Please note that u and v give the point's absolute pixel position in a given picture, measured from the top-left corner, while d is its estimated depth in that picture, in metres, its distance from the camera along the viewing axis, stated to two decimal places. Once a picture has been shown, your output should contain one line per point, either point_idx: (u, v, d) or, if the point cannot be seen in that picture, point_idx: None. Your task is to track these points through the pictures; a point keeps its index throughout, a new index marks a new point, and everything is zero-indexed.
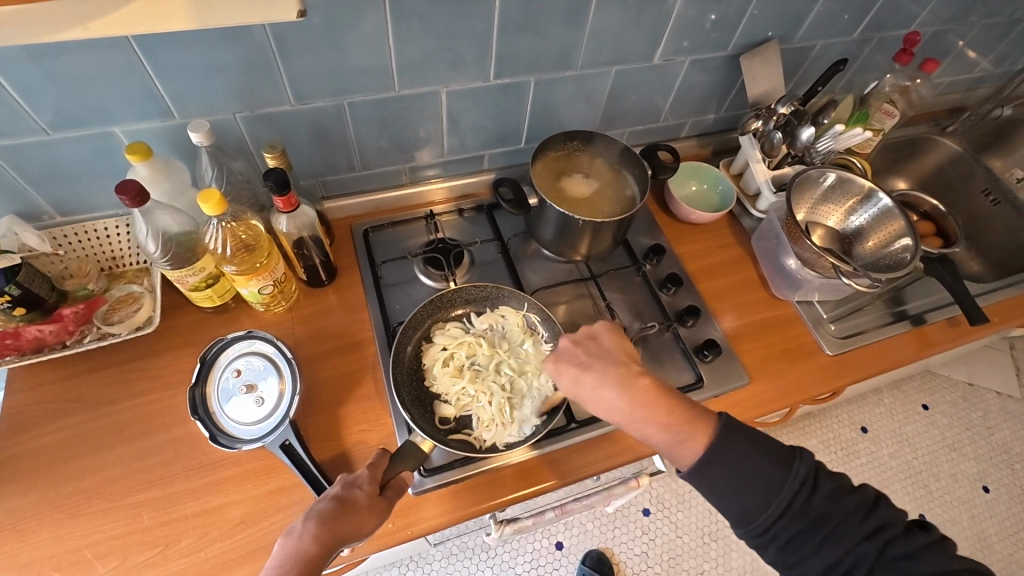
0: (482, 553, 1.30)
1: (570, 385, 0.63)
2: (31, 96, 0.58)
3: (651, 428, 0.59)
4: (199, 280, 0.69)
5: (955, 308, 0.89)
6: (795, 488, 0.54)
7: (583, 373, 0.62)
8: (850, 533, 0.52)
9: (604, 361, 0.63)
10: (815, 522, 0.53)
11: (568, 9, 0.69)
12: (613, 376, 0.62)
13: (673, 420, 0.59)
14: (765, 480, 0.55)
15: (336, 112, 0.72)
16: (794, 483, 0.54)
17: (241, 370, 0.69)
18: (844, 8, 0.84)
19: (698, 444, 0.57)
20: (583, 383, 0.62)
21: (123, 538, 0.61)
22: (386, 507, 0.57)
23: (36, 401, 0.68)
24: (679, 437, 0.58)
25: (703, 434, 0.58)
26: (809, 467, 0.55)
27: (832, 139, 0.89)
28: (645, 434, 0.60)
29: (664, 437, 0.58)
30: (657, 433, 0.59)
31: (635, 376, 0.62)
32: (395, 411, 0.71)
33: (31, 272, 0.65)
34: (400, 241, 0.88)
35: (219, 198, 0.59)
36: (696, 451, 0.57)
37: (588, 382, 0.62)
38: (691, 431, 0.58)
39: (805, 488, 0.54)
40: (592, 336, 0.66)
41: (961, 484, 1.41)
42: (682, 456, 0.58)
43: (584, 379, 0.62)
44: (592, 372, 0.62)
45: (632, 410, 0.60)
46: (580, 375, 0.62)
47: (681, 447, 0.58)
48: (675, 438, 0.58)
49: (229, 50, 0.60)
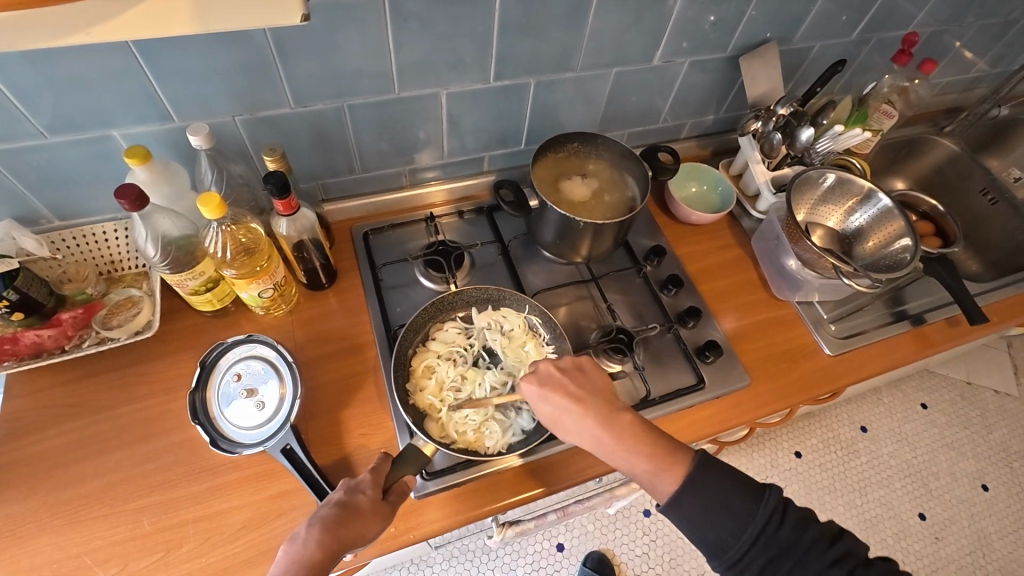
0: (483, 555, 1.30)
1: (556, 420, 0.62)
2: (29, 100, 0.57)
3: (633, 460, 0.60)
4: (199, 284, 0.68)
5: (954, 308, 0.89)
6: (768, 515, 0.55)
7: (570, 409, 0.61)
8: (819, 560, 0.53)
9: (592, 395, 0.63)
10: (784, 551, 0.54)
11: (568, 11, 0.69)
12: (597, 412, 0.62)
13: (655, 451, 0.60)
14: (739, 511, 0.55)
15: (336, 115, 0.72)
16: (766, 513, 0.55)
17: (241, 374, 0.68)
18: (843, 9, 0.85)
19: (675, 477, 0.58)
20: (569, 417, 0.61)
21: (123, 544, 0.60)
22: (389, 512, 0.56)
23: (35, 406, 0.68)
24: (659, 468, 0.59)
25: (680, 467, 0.59)
26: (779, 496, 0.56)
27: (831, 140, 0.89)
28: (625, 466, 0.60)
29: (645, 469, 0.59)
30: (638, 464, 0.59)
31: (617, 410, 0.63)
32: (397, 414, 0.70)
33: (29, 276, 0.64)
34: (400, 244, 0.87)
35: (219, 201, 0.58)
36: (673, 485, 0.58)
37: (574, 418, 0.61)
38: (669, 464, 0.59)
39: (776, 516, 0.55)
40: (579, 367, 0.66)
41: (961, 482, 1.42)
42: (660, 489, 0.59)
43: (571, 411, 0.61)
44: (580, 407, 0.61)
45: (615, 444, 0.60)
46: (566, 409, 0.61)
47: (661, 478, 0.59)
48: (656, 468, 0.59)
49: (228, 54, 0.60)
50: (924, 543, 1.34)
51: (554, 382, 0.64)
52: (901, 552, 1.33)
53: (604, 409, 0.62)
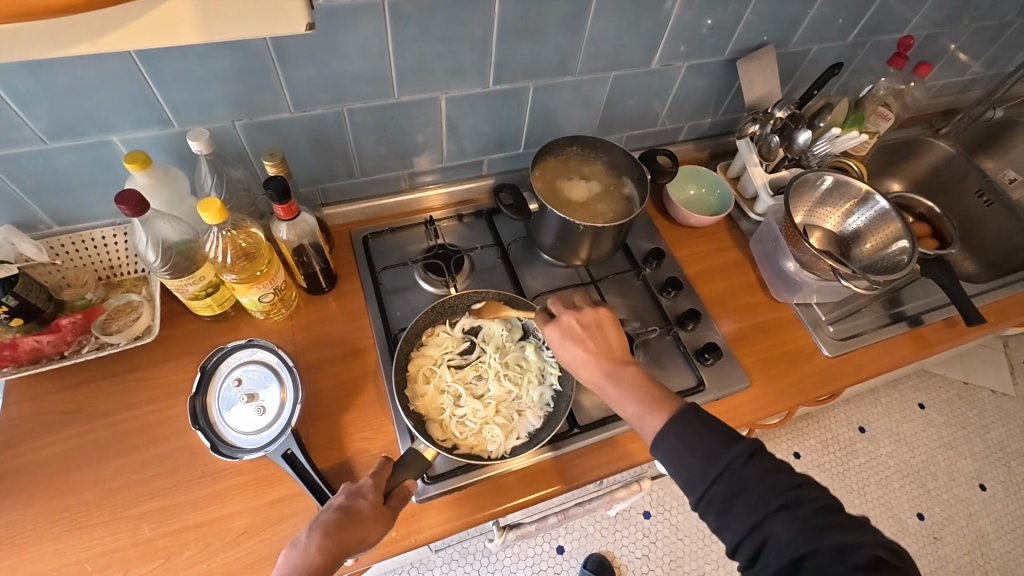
0: (483, 558, 1.30)
1: (574, 368, 0.65)
2: (28, 106, 0.57)
3: (627, 404, 0.61)
4: (199, 289, 0.68)
5: (951, 308, 0.90)
6: (732, 457, 0.52)
7: (579, 354, 0.64)
8: (774, 497, 0.49)
9: (602, 343, 0.65)
10: (745, 490, 0.50)
11: (566, 15, 0.69)
12: (604, 359, 0.64)
13: (645, 396, 0.60)
14: (708, 450, 0.53)
15: (336, 120, 0.72)
16: (733, 454, 0.52)
17: (241, 380, 0.68)
18: (838, 12, 0.85)
19: (662, 417, 0.58)
20: (580, 363, 0.64)
21: (124, 551, 0.60)
22: (391, 517, 0.56)
23: (34, 412, 0.67)
24: (648, 409, 0.59)
25: (667, 409, 0.58)
26: (750, 443, 0.52)
27: (828, 143, 0.90)
28: (620, 411, 0.61)
29: (636, 411, 0.60)
30: (631, 406, 0.60)
31: (623, 361, 0.64)
32: (398, 419, 0.70)
33: (28, 282, 0.65)
34: (400, 247, 0.88)
35: (219, 207, 0.58)
36: (659, 424, 0.58)
37: (581, 363, 0.64)
38: (658, 406, 0.59)
39: (742, 457, 0.51)
40: (600, 322, 0.67)
41: (959, 482, 1.42)
42: (648, 429, 0.59)
43: (578, 359, 0.64)
44: (586, 351, 0.64)
45: (613, 388, 0.62)
46: (575, 356, 0.64)
47: (648, 420, 0.59)
48: (645, 410, 0.59)
49: (226, 59, 0.60)
50: (923, 543, 1.35)
51: (569, 328, 0.66)
52: None
53: (610, 358, 0.64)
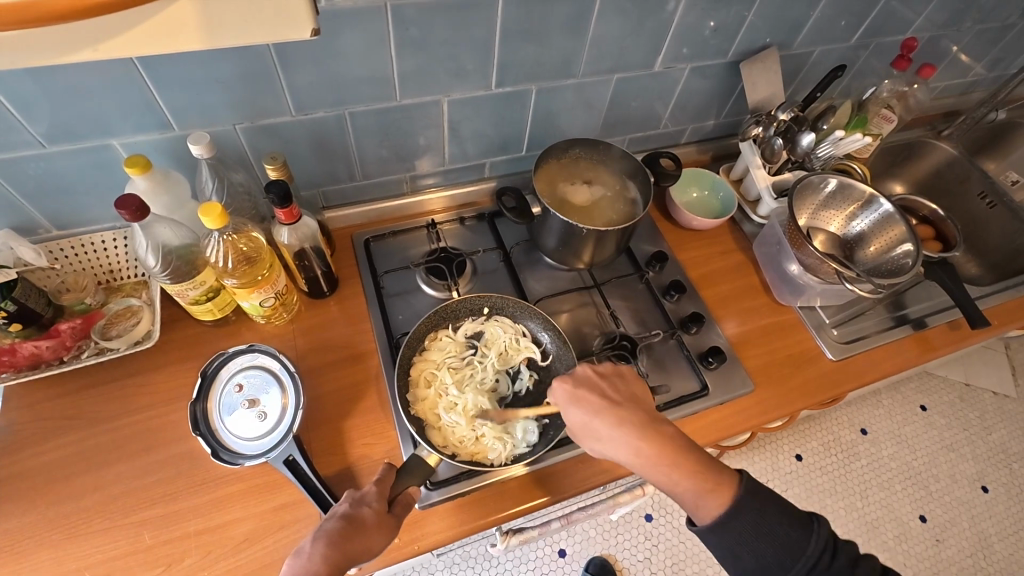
0: (484, 562, 1.29)
1: (591, 422, 0.61)
2: (28, 111, 0.57)
3: (674, 476, 0.58)
4: (199, 294, 0.68)
5: (955, 311, 0.90)
6: (818, 551, 0.54)
7: (605, 416, 0.61)
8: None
9: (629, 404, 0.63)
10: None
11: (569, 18, 0.69)
12: (636, 422, 0.61)
13: (696, 468, 0.58)
14: (787, 538, 0.55)
15: (337, 123, 0.72)
16: (816, 547, 0.54)
17: (242, 386, 0.68)
18: (842, 14, 0.85)
19: (722, 499, 0.57)
20: (604, 425, 0.61)
21: (125, 558, 0.59)
22: (395, 525, 0.56)
23: (33, 418, 0.67)
24: (705, 489, 0.57)
25: (728, 489, 0.58)
26: (826, 532, 0.55)
27: (832, 145, 0.91)
28: (666, 483, 0.59)
29: (689, 487, 0.58)
30: (682, 482, 0.58)
31: (656, 422, 0.62)
32: (400, 425, 0.70)
33: (27, 287, 0.64)
34: (401, 251, 0.87)
35: (220, 211, 0.58)
36: (720, 507, 0.57)
37: (606, 419, 0.61)
38: (713, 485, 0.58)
39: (827, 550, 0.54)
40: (620, 374, 0.66)
41: (961, 484, 1.42)
42: (703, 510, 0.57)
43: (603, 415, 0.61)
44: (615, 411, 0.61)
45: (655, 457, 0.59)
46: (599, 412, 0.61)
47: (706, 499, 0.57)
48: (701, 488, 0.57)
49: (227, 62, 0.59)
50: (925, 545, 1.35)
51: (587, 382, 0.64)
52: (903, 555, 1.33)
53: (643, 419, 0.61)
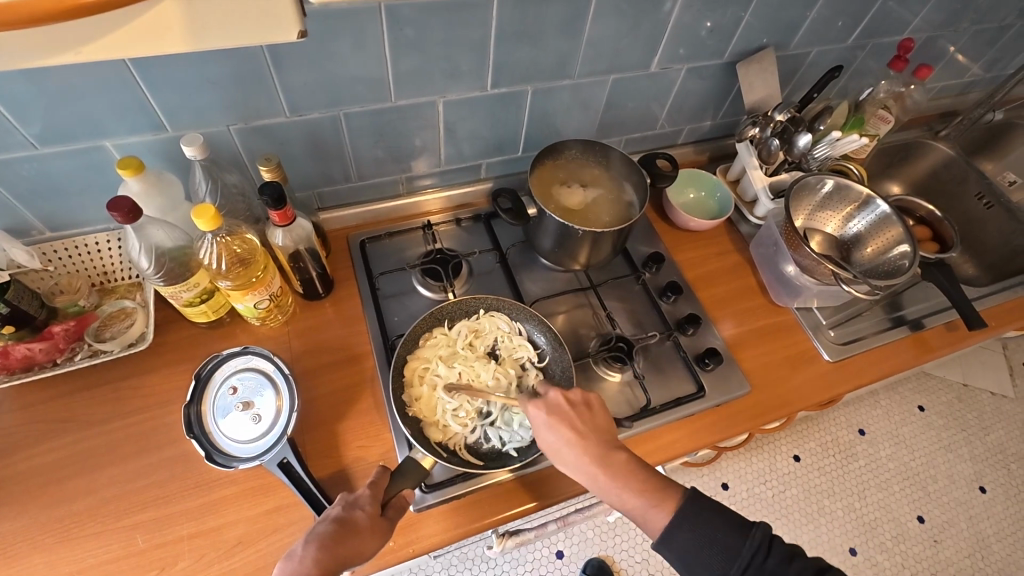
0: (482, 564, 1.29)
1: (557, 450, 0.61)
2: (20, 112, 0.56)
3: (626, 496, 0.59)
4: (193, 296, 0.67)
5: (952, 313, 0.89)
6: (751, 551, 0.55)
7: (569, 441, 0.60)
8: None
9: (594, 431, 0.62)
10: None
11: (564, 20, 0.69)
12: (596, 446, 0.60)
13: (646, 487, 0.60)
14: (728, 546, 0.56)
15: (332, 124, 0.71)
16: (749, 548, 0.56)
17: (236, 388, 0.68)
18: (838, 15, 0.85)
19: (667, 511, 0.59)
20: (566, 448, 0.60)
21: (117, 562, 0.59)
22: (388, 528, 0.56)
23: (25, 420, 0.66)
24: (651, 504, 0.59)
25: (671, 502, 0.59)
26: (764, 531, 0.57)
27: (828, 147, 0.91)
28: (616, 502, 0.60)
29: (639, 505, 0.59)
30: (633, 500, 0.59)
31: (613, 445, 0.62)
32: (395, 427, 0.69)
33: (20, 289, 0.64)
34: (397, 252, 0.87)
35: (214, 213, 0.58)
36: (665, 520, 0.59)
37: (573, 449, 0.60)
38: (662, 499, 0.59)
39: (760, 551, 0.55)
40: (587, 403, 0.64)
41: (959, 485, 1.42)
42: (651, 524, 0.59)
43: (571, 444, 0.60)
44: (581, 440, 0.60)
45: (609, 479, 0.59)
46: (568, 441, 0.60)
47: (653, 514, 0.59)
48: (649, 504, 0.59)
49: (221, 62, 0.59)
50: (923, 546, 1.35)
51: (558, 409, 0.62)
52: (901, 555, 1.33)
53: (602, 444, 0.61)
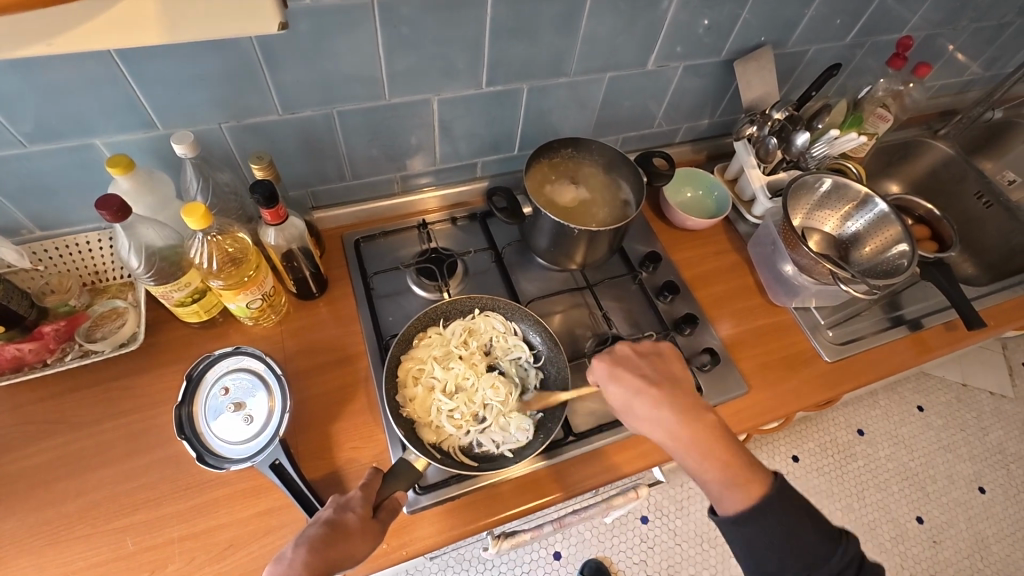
0: (479, 564, 1.29)
1: (630, 405, 0.62)
2: (7, 109, 0.56)
3: (705, 463, 0.58)
4: (185, 295, 0.67)
5: (951, 312, 0.89)
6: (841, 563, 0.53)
7: (643, 395, 0.62)
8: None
9: (668, 387, 0.63)
10: None
11: (560, 16, 0.68)
12: (674, 402, 0.62)
13: (730, 459, 0.58)
14: (811, 548, 0.54)
15: (325, 122, 0.71)
16: (840, 562, 0.53)
17: (228, 388, 0.67)
18: (836, 13, 0.84)
19: (746, 495, 0.56)
20: (642, 403, 0.62)
21: (106, 565, 0.58)
22: (380, 530, 0.55)
23: (15, 422, 0.66)
24: (733, 482, 0.57)
25: (756, 487, 0.57)
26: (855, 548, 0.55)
27: (827, 144, 0.89)
28: (693, 467, 0.59)
29: (715, 479, 0.58)
30: (709, 469, 0.58)
31: (702, 409, 0.62)
32: (389, 428, 0.69)
33: (10, 288, 0.64)
34: (392, 252, 0.86)
35: (204, 211, 0.57)
36: (741, 503, 0.56)
37: (646, 402, 0.61)
38: (745, 481, 0.57)
39: (851, 567, 0.53)
40: (661, 356, 0.68)
41: (958, 485, 1.41)
42: (727, 501, 0.57)
43: (644, 398, 0.62)
44: (656, 393, 0.62)
45: (686, 438, 0.60)
46: (641, 393, 0.62)
47: (729, 493, 0.57)
48: (728, 481, 0.57)
49: (211, 60, 0.58)
50: (922, 547, 1.34)
51: (631, 363, 0.65)
52: (900, 556, 1.33)
53: (683, 404, 0.62)
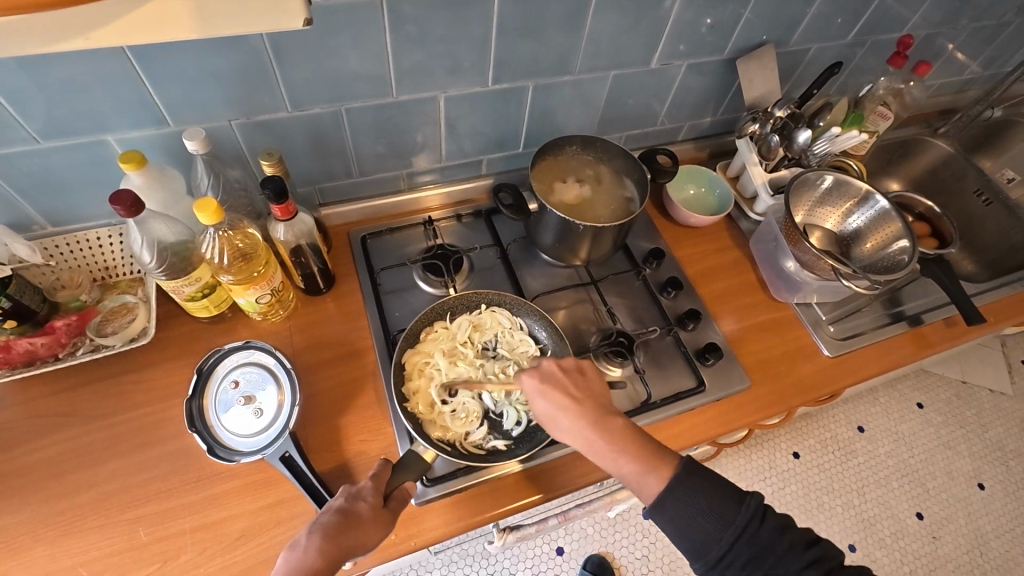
0: (482, 560, 1.30)
1: (550, 417, 0.62)
2: (22, 106, 0.56)
3: (621, 462, 0.59)
4: (195, 290, 0.68)
5: (952, 308, 0.90)
6: (748, 518, 0.55)
7: (566, 407, 0.61)
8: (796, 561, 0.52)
9: (587, 396, 0.63)
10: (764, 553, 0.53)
11: (567, 14, 0.69)
12: (591, 410, 0.62)
13: (641, 452, 0.59)
14: (721, 513, 0.55)
15: (334, 119, 0.71)
16: (746, 515, 0.55)
17: (238, 382, 0.68)
18: (837, 12, 0.85)
19: (661, 478, 0.58)
20: (562, 414, 0.61)
21: (119, 555, 0.59)
22: (391, 519, 0.56)
23: (28, 415, 0.66)
24: (647, 470, 0.58)
25: (666, 469, 0.59)
26: (760, 500, 0.56)
27: (828, 143, 0.90)
28: (612, 468, 0.60)
29: (633, 471, 0.59)
30: (625, 465, 0.59)
31: (611, 412, 0.62)
32: (396, 421, 0.70)
33: (22, 283, 0.64)
34: (398, 248, 0.87)
35: (216, 206, 0.58)
36: (658, 487, 0.58)
37: (566, 413, 0.61)
38: (657, 465, 0.59)
39: (756, 519, 0.54)
40: (579, 368, 0.66)
41: (957, 482, 1.42)
42: (646, 491, 0.58)
43: (564, 411, 0.61)
44: (574, 404, 0.61)
45: (604, 444, 0.60)
46: (560, 406, 0.62)
47: (646, 483, 0.58)
48: (642, 472, 0.58)
49: (224, 58, 0.59)
50: (922, 543, 1.35)
51: (551, 376, 0.64)
52: (899, 552, 1.34)
53: (599, 409, 0.62)
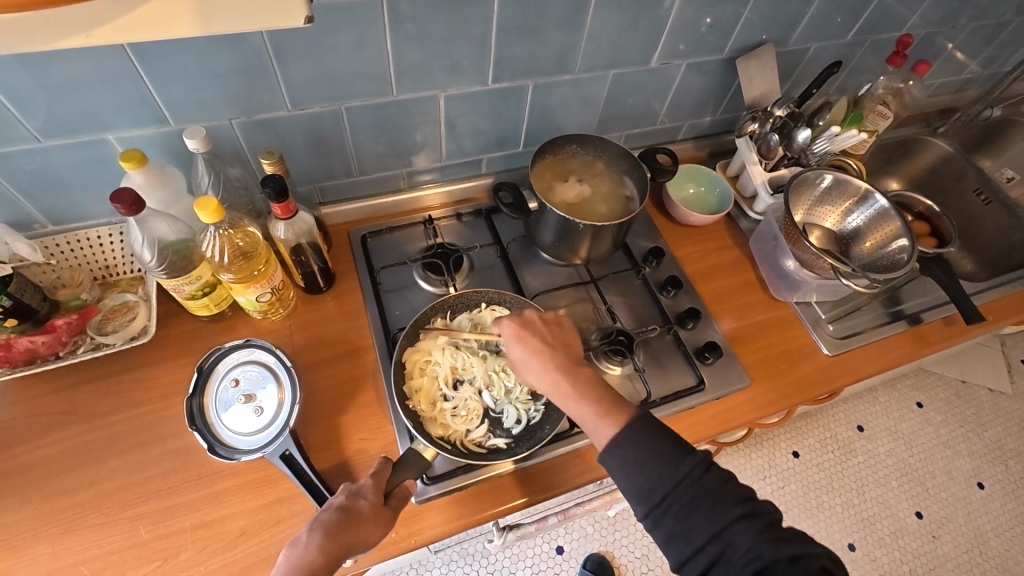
0: (482, 559, 1.30)
1: (521, 362, 0.64)
2: (23, 105, 0.57)
3: (582, 404, 0.60)
4: (196, 288, 0.68)
5: (951, 307, 0.90)
6: (693, 465, 0.53)
7: (539, 351, 0.64)
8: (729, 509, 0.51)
9: (560, 346, 0.65)
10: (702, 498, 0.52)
11: (567, 13, 0.69)
12: (562, 358, 0.64)
13: (603, 399, 0.60)
14: (667, 457, 0.54)
15: (334, 118, 0.72)
16: (692, 462, 0.53)
17: (239, 380, 0.68)
18: (837, 11, 0.85)
19: (615, 423, 0.58)
20: (533, 357, 0.63)
21: (120, 553, 0.59)
22: (391, 517, 0.56)
23: (28, 414, 0.67)
24: (603, 414, 0.59)
25: (622, 416, 0.59)
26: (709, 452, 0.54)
27: (827, 141, 0.90)
28: (572, 411, 0.61)
29: (591, 413, 0.59)
30: (585, 406, 0.60)
31: (582, 364, 0.64)
32: (397, 420, 0.70)
33: (23, 282, 0.65)
34: (398, 247, 0.87)
35: (216, 205, 0.58)
36: (611, 430, 0.58)
37: (537, 357, 0.63)
38: (614, 411, 0.59)
39: (700, 467, 0.53)
40: (559, 322, 0.68)
41: (957, 481, 1.42)
42: (600, 435, 0.58)
43: (536, 355, 0.63)
44: (546, 350, 0.64)
45: (569, 387, 0.61)
46: (532, 349, 0.64)
47: (600, 424, 0.58)
48: (599, 412, 0.59)
49: (224, 58, 0.59)
50: (921, 542, 1.35)
51: (529, 323, 0.67)
52: (899, 550, 1.34)
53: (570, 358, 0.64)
